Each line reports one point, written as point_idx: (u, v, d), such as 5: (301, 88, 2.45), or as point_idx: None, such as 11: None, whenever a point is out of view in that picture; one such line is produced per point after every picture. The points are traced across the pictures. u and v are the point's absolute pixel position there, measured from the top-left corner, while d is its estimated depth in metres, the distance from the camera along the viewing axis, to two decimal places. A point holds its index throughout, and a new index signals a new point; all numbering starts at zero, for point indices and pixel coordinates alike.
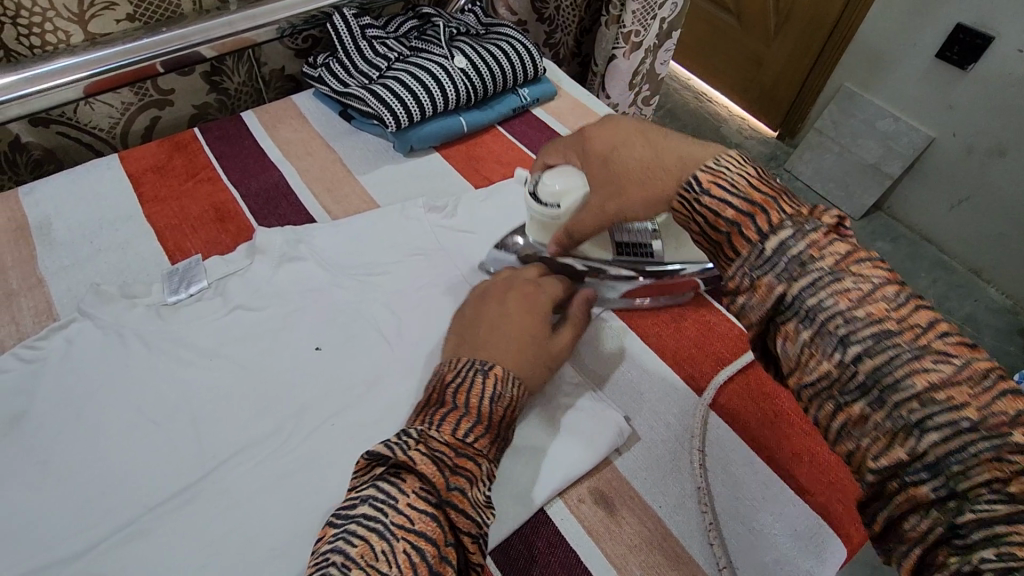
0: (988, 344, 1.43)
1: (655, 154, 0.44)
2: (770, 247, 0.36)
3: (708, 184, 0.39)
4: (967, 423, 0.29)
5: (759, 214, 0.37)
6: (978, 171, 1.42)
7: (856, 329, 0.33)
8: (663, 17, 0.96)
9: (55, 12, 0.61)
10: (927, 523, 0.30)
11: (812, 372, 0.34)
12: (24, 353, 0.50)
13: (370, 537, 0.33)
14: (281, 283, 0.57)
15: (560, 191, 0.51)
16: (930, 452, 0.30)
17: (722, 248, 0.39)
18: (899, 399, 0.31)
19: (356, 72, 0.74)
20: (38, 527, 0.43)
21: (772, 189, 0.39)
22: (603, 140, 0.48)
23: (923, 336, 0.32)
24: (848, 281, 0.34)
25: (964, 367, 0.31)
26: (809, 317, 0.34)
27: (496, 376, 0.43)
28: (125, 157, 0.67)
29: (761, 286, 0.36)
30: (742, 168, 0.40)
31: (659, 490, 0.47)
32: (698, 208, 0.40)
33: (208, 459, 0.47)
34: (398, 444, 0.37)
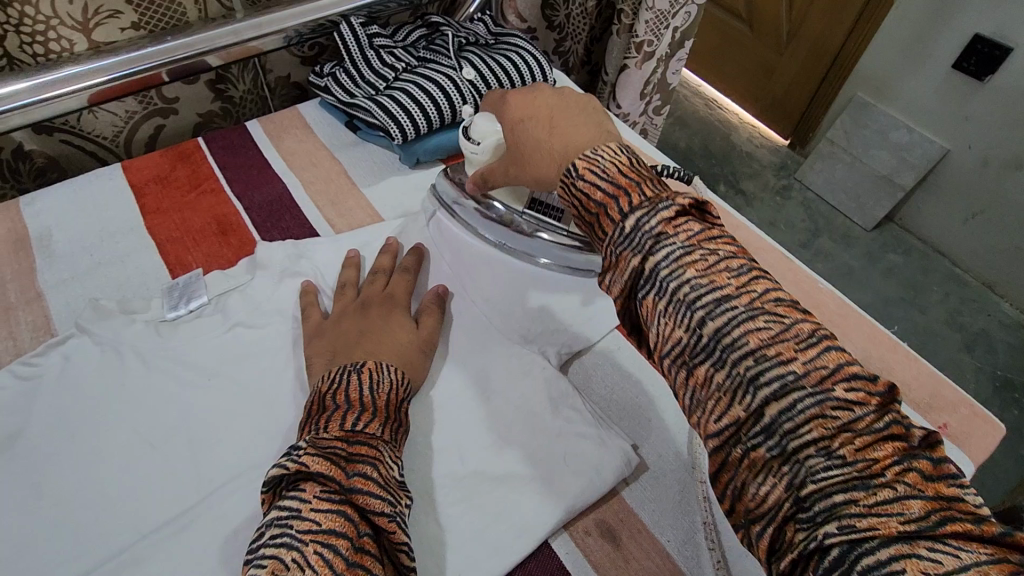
0: (1001, 360, 1.40)
1: (551, 137, 0.46)
2: (630, 223, 0.37)
3: (582, 170, 0.41)
4: (793, 379, 0.31)
5: (621, 197, 0.38)
6: (993, 184, 1.39)
7: (699, 296, 0.34)
8: (676, 27, 0.94)
9: (59, 20, 0.60)
10: (778, 488, 0.30)
11: (707, 397, 0.34)
12: (20, 370, 0.49)
13: (278, 552, 0.32)
14: (282, 300, 0.56)
15: (485, 130, 0.55)
16: (783, 446, 0.31)
17: (594, 227, 0.41)
18: (743, 365, 0.32)
19: (364, 82, 0.73)
20: (27, 552, 0.42)
21: (641, 174, 0.40)
22: (517, 108, 0.50)
23: (757, 299, 0.34)
24: (696, 254, 0.35)
25: (790, 327, 0.33)
26: (663, 289, 0.35)
27: (367, 371, 0.45)
28: (127, 167, 0.66)
29: (622, 262, 0.37)
30: (619, 157, 0.41)
31: (667, 523, 0.46)
32: (575, 190, 0.41)
33: (204, 483, 0.46)
34: (289, 456, 0.37)
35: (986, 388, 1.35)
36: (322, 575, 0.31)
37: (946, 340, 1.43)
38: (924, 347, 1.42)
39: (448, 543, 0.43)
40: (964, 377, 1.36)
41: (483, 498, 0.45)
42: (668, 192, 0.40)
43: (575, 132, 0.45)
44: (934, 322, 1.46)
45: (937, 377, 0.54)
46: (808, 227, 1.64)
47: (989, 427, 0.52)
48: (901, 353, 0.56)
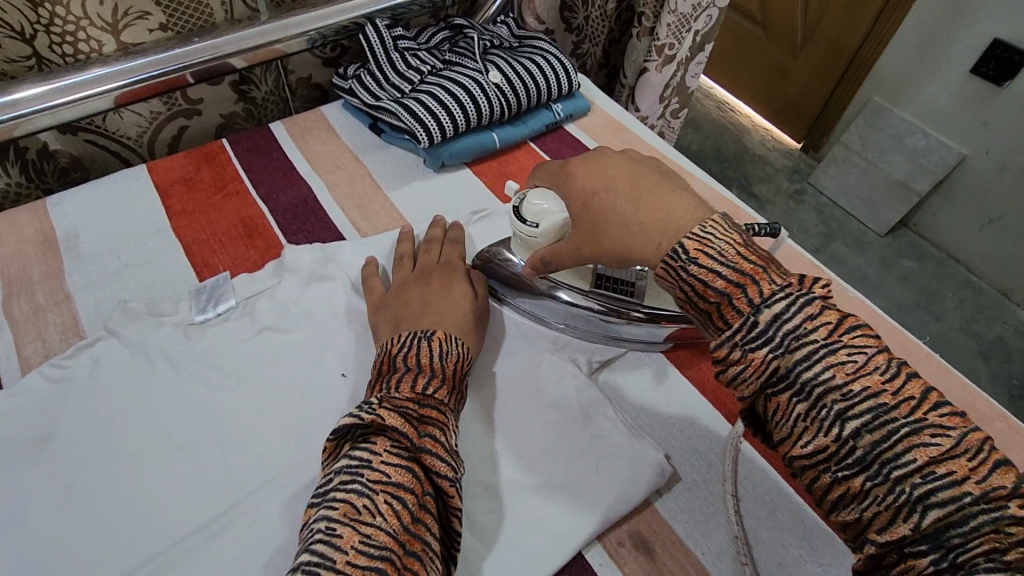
0: (1017, 368, 1.39)
1: (641, 210, 0.42)
2: (765, 319, 0.34)
3: (694, 252, 0.38)
4: (885, 409, 0.32)
5: (749, 286, 0.36)
6: (1010, 191, 1.38)
7: (851, 404, 0.32)
8: (697, 30, 0.94)
9: (88, 20, 0.60)
10: (886, 518, 0.31)
11: (790, 421, 0.34)
12: (50, 371, 0.49)
13: (350, 497, 0.36)
14: (310, 304, 0.56)
15: (540, 210, 0.51)
16: (884, 475, 0.31)
17: (712, 318, 0.38)
18: (867, 435, 0.32)
19: (389, 85, 0.72)
20: (60, 556, 0.41)
21: (762, 257, 0.37)
22: (583, 178, 0.47)
23: (838, 333, 0.34)
24: (842, 352, 0.33)
25: (871, 359, 0.33)
26: (804, 391, 0.33)
27: (437, 339, 0.47)
28: (153, 167, 0.66)
29: (756, 361, 0.35)
30: (730, 235, 0.38)
31: (700, 534, 0.45)
32: (685, 276, 0.38)
33: (236, 489, 0.45)
34: (364, 408, 0.40)
35: (1002, 397, 1.34)
36: (391, 524, 0.35)
37: (962, 347, 1.42)
38: (939, 354, 1.41)
39: (483, 553, 0.43)
40: (980, 385, 1.35)
41: (517, 507, 0.45)
42: (719, 222, 0.40)
43: (673, 211, 0.41)
44: (949, 329, 1.45)
45: (969, 389, 0.54)
46: (821, 231, 1.63)
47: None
48: (932, 363, 0.56)
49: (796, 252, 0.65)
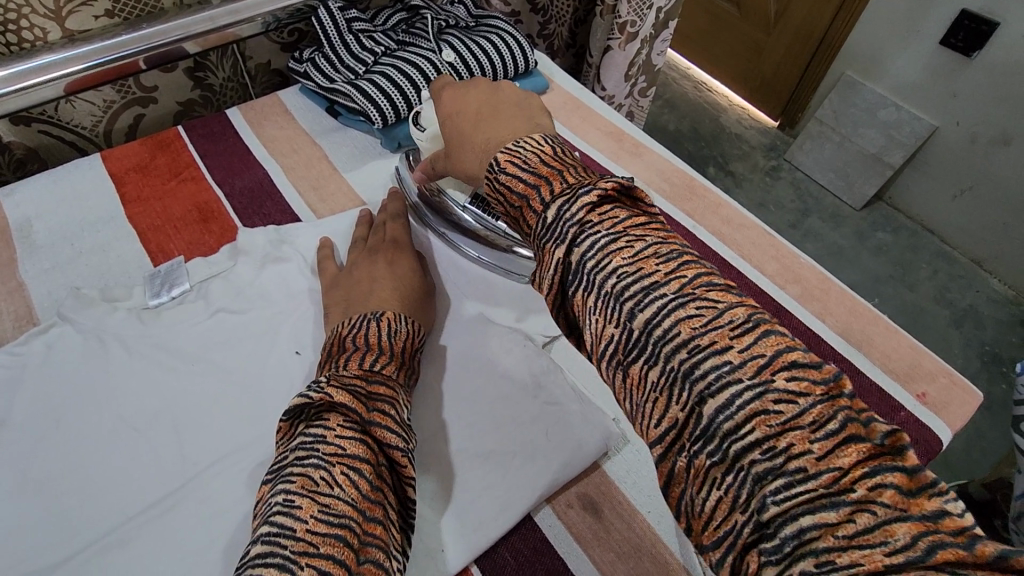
0: (989, 335, 1.41)
1: (480, 126, 0.46)
2: (550, 213, 0.36)
3: (505, 163, 0.40)
4: (729, 371, 0.28)
5: (542, 185, 0.37)
6: (981, 160, 1.40)
7: (626, 284, 0.32)
8: (659, 7, 0.94)
9: (31, 8, 0.59)
10: (723, 502, 0.28)
11: (645, 400, 0.31)
12: (2, 359, 0.49)
13: (306, 471, 0.35)
14: (264, 285, 0.56)
15: (428, 119, 0.56)
16: (725, 451, 0.28)
17: (519, 222, 0.39)
18: (669, 352, 0.30)
19: (343, 67, 0.73)
20: (12, 537, 0.42)
21: (562, 163, 0.39)
22: (448, 104, 0.50)
23: (688, 285, 0.31)
24: (624, 241, 0.33)
25: (724, 313, 0.30)
26: (590, 283, 0.33)
27: (386, 320, 0.48)
28: (108, 156, 0.66)
29: (578, 302, 0.34)
30: (542, 149, 0.41)
31: (648, 494, 0.46)
32: (499, 184, 0.40)
33: (190, 466, 0.46)
34: (312, 387, 0.40)
35: (975, 363, 1.36)
36: (349, 494, 0.35)
37: (936, 316, 1.44)
38: (913, 324, 1.43)
39: (432, 520, 0.43)
40: (954, 353, 1.38)
41: (467, 474, 0.46)
42: (591, 177, 0.38)
43: (513, 123, 0.45)
44: (923, 299, 1.47)
45: (915, 348, 0.55)
46: (797, 207, 1.64)
47: (966, 395, 0.52)
48: (880, 324, 0.57)
49: (750, 221, 0.66)
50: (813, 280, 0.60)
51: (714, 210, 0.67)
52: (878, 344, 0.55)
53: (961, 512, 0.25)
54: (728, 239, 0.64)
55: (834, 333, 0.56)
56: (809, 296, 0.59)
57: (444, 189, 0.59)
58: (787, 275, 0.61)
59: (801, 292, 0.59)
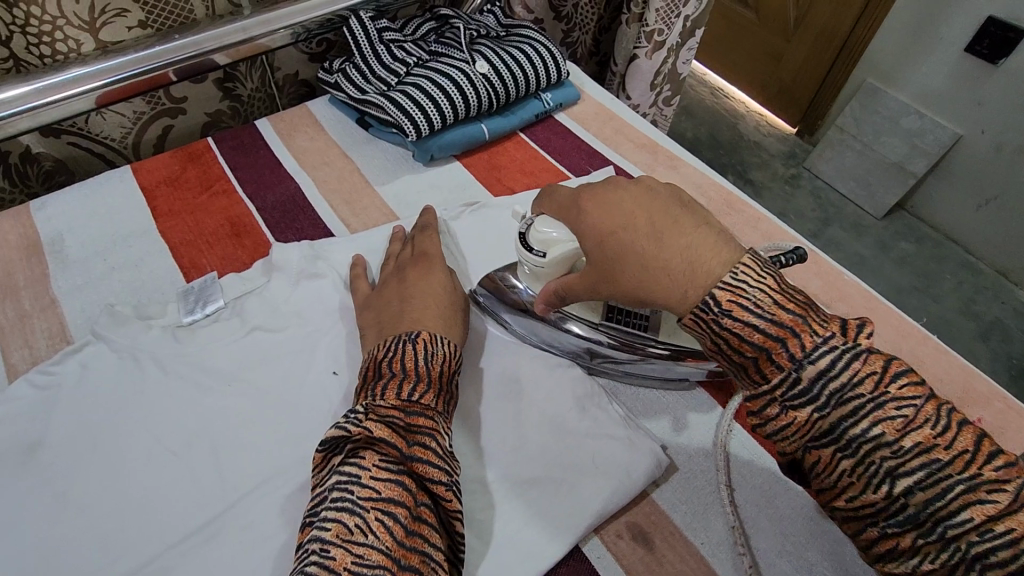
0: (1016, 347, 1.39)
1: (658, 252, 0.40)
2: (809, 372, 0.35)
3: (726, 302, 0.37)
4: (939, 466, 0.32)
5: (790, 340, 0.35)
6: (1007, 170, 1.38)
7: (840, 394, 0.34)
8: (687, 15, 0.93)
9: (65, 20, 0.59)
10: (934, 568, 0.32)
11: (833, 474, 0.35)
12: (38, 378, 0.48)
13: (341, 516, 0.35)
14: (300, 302, 0.55)
15: (548, 240, 0.48)
16: (920, 521, 0.32)
17: (747, 370, 0.37)
18: (867, 449, 0.34)
19: (374, 78, 0.72)
20: (51, 566, 0.41)
21: (798, 305, 0.36)
22: (593, 224, 0.44)
23: (881, 383, 0.34)
24: (867, 386, 0.34)
25: (921, 412, 0.33)
26: (789, 390, 0.35)
27: (422, 341, 0.46)
28: (138, 169, 0.65)
29: (799, 416, 0.35)
30: (758, 275, 0.38)
31: (700, 524, 0.45)
32: (719, 328, 0.37)
33: (230, 491, 0.45)
34: (350, 421, 0.40)
35: (1002, 376, 1.34)
36: (383, 541, 0.34)
37: (961, 327, 1.42)
38: (938, 335, 1.41)
39: (479, 550, 0.42)
40: (980, 365, 1.35)
41: (513, 501, 0.45)
42: (800, 297, 0.37)
43: (696, 246, 0.40)
44: (947, 310, 1.45)
45: (968, 369, 0.53)
46: (818, 216, 1.63)
47: None
48: (930, 344, 0.55)
49: (792, 236, 0.64)
50: (858, 299, 0.59)
51: (754, 225, 0.65)
52: (930, 365, 0.54)
53: None
54: None
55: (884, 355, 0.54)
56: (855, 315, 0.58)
57: (569, 312, 0.52)
58: (832, 293, 0.59)
59: (847, 311, 0.58)
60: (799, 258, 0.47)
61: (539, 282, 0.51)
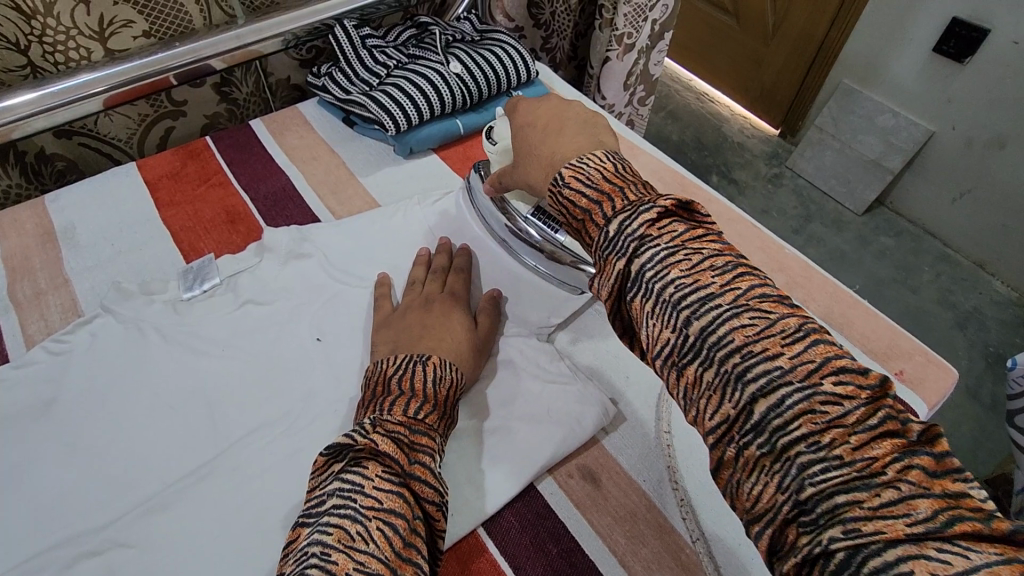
0: (992, 336, 1.43)
1: (541, 148, 0.49)
2: (612, 228, 0.38)
3: (569, 179, 0.43)
4: (780, 376, 0.31)
5: (606, 202, 0.40)
6: (978, 163, 1.43)
7: (685, 295, 0.34)
8: (654, 19, 0.99)
9: (77, 30, 0.65)
10: (769, 486, 0.30)
11: (699, 396, 0.34)
12: (52, 346, 0.54)
13: (344, 523, 0.35)
14: (288, 279, 0.61)
15: (502, 134, 0.61)
16: (773, 443, 0.31)
17: (581, 234, 0.42)
18: (722, 357, 0.33)
19: (358, 80, 0.78)
20: (65, 503, 0.46)
21: (624, 179, 0.41)
22: (519, 120, 0.54)
23: (741, 296, 0.34)
24: (681, 254, 0.35)
25: (776, 323, 0.32)
26: (648, 290, 0.35)
27: (433, 364, 0.48)
28: (142, 165, 0.72)
29: (608, 266, 0.38)
30: (605, 165, 0.43)
31: (643, 466, 0.50)
32: (563, 199, 0.43)
33: (221, 440, 0.50)
34: (356, 431, 0.41)
35: (979, 363, 1.38)
36: (383, 551, 0.34)
37: (939, 317, 1.46)
38: (916, 325, 1.45)
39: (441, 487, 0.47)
40: (957, 354, 1.40)
41: (473, 445, 0.50)
42: (650, 194, 0.40)
43: (577, 142, 0.47)
44: (925, 301, 1.50)
45: (895, 330, 0.58)
46: (799, 213, 1.68)
47: (942, 372, 0.55)
48: (861, 308, 0.61)
49: (740, 216, 0.70)
50: (797, 269, 0.64)
51: (706, 207, 0.71)
52: (860, 326, 0.59)
53: (984, 497, 0.28)
54: None
55: (817, 318, 0.59)
56: (793, 284, 0.63)
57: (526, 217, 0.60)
58: (774, 264, 0.64)
59: (786, 280, 0.63)
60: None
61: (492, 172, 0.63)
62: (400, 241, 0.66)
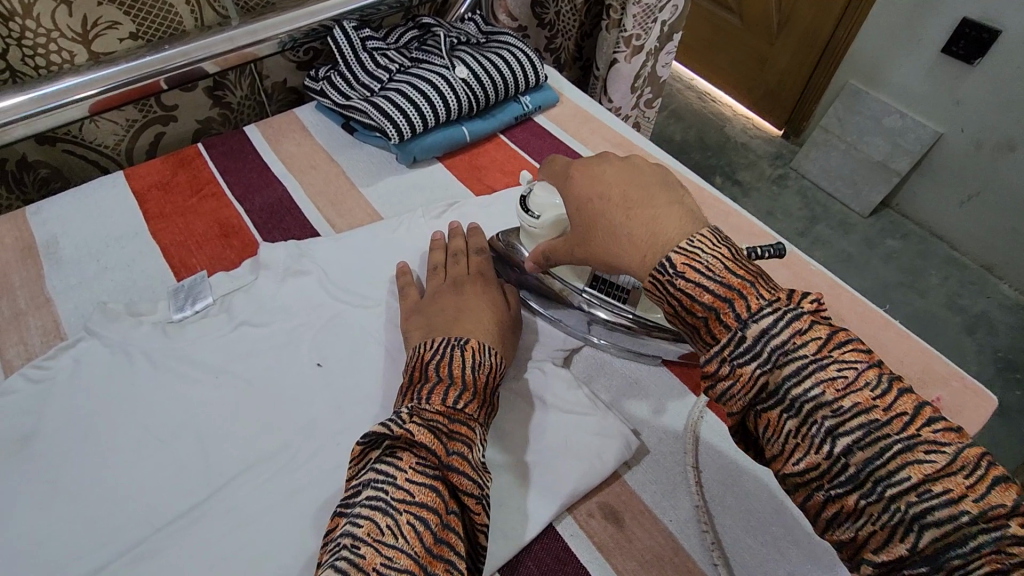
0: (1001, 340, 1.40)
1: (624, 210, 0.44)
2: (750, 332, 0.35)
3: (682, 266, 0.38)
4: (879, 427, 0.32)
5: (736, 300, 0.36)
6: (988, 166, 1.40)
7: (843, 419, 0.32)
8: (664, 20, 0.95)
9: (58, 32, 0.61)
10: (877, 533, 0.31)
11: (784, 441, 0.34)
12: (32, 372, 0.51)
13: (375, 515, 0.35)
14: (286, 299, 0.58)
15: (547, 205, 0.53)
16: (879, 492, 0.31)
17: (699, 332, 0.38)
18: (894, 493, 0.31)
19: (358, 85, 0.75)
20: (46, 550, 0.43)
21: (746, 270, 0.38)
22: (583, 183, 0.48)
23: (825, 347, 0.34)
24: (832, 368, 0.34)
25: (863, 375, 0.33)
26: (795, 407, 0.34)
27: (471, 349, 0.47)
28: (130, 173, 0.68)
29: (744, 374, 0.35)
30: (720, 250, 0.39)
31: (668, 503, 0.47)
32: (673, 290, 0.39)
33: (215, 477, 0.47)
34: (393, 421, 0.40)
35: (989, 369, 1.35)
36: (413, 546, 0.34)
37: (947, 322, 1.44)
38: (925, 331, 1.42)
39: None
40: (966, 359, 1.37)
41: None
42: (772, 287, 0.38)
43: (666, 211, 0.43)
44: (933, 305, 1.47)
45: (928, 352, 0.56)
46: (805, 215, 1.65)
47: (981, 399, 0.53)
48: (891, 329, 0.58)
49: (759, 230, 0.67)
50: (823, 287, 0.61)
51: (724, 219, 0.68)
52: (891, 348, 0.56)
53: None
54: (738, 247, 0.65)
55: None
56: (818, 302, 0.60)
57: (558, 274, 0.56)
58: (798, 282, 0.61)
59: None
60: (779, 252, 0.51)
61: (529, 237, 0.55)
62: (406, 255, 0.63)
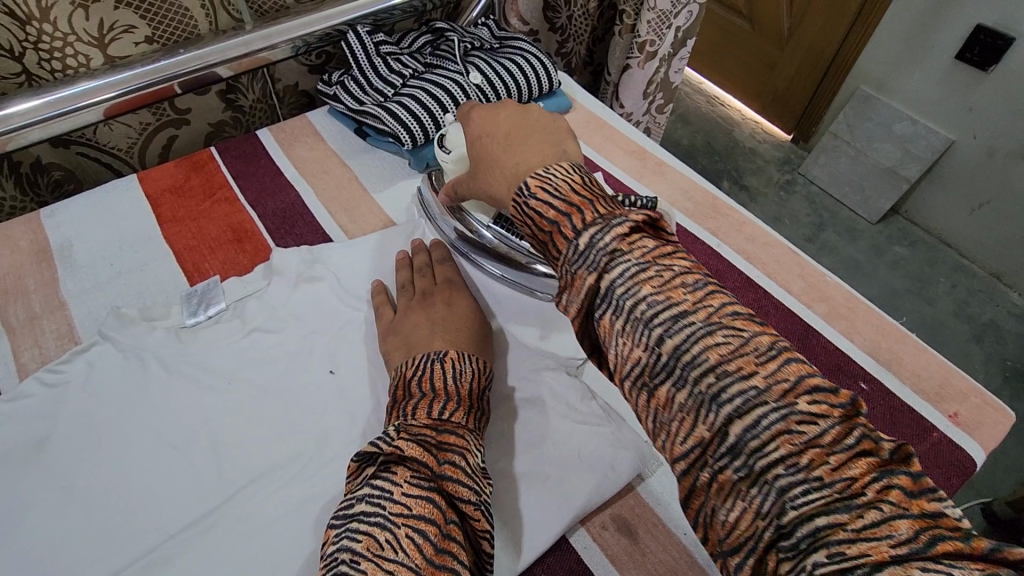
0: (1011, 350, 1.39)
1: (507, 153, 0.47)
2: (583, 241, 0.37)
3: (535, 189, 0.40)
4: (756, 395, 0.31)
5: (575, 213, 0.38)
6: (1000, 174, 1.39)
7: (726, 387, 0.31)
8: (679, 26, 0.95)
9: (76, 36, 0.61)
10: (749, 512, 0.30)
11: (671, 418, 0.33)
12: (46, 377, 0.51)
13: (373, 531, 0.35)
14: (298, 305, 0.57)
15: (455, 140, 0.57)
16: (750, 467, 0.30)
17: (548, 246, 0.40)
18: (762, 466, 0.30)
19: (372, 90, 0.75)
20: (59, 556, 0.43)
21: (594, 192, 0.40)
22: (478, 125, 0.50)
23: (714, 314, 0.34)
24: (718, 334, 0.33)
25: (749, 340, 0.33)
26: (681, 377, 0.33)
27: (450, 360, 0.48)
28: (144, 177, 0.68)
29: (578, 280, 0.37)
30: (571, 176, 0.41)
31: (682, 516, 0.47)
32: (528, 210, 0.40)
33: (228, 484, 0.47)
34: (382, 439, 0.40)
35: (997, 379, 1.34)
36: (413, 559, 0.34)
37: (956, 331, 1.43)
38: (933, 340, 1.41)
39: None
40: (974, 368, 1.36)
41: (499, 497, 0.46)
42: (621, 208, 0.39)
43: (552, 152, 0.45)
44: (941, 313, 1.46)
45: (946, 367, 0.55)
46: (813, 221, 1.64)
47: (999, 415, 0.52)
48: (909, 343, 0.57)
49: (776, 240, 0.66)
50: (840, 299, 0.61)
51: (739, 229, 0.68)
52: (908, 363, 0.55)
53: (958, 515, 0.28)
54: (753, 257, 0.64)
55: (863, 353, 0.56)
56: (834, 314, 0.59)
57: (469, 213, 0.60)
58: (814, 294, 0.61)
59: (828, 311, 0.60)
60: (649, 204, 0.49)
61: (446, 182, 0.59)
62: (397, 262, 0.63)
